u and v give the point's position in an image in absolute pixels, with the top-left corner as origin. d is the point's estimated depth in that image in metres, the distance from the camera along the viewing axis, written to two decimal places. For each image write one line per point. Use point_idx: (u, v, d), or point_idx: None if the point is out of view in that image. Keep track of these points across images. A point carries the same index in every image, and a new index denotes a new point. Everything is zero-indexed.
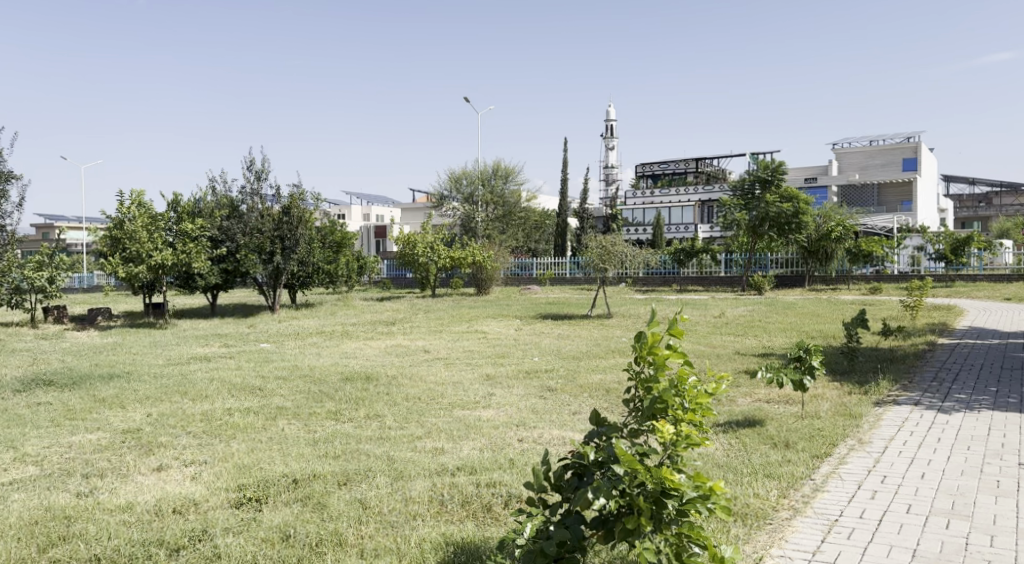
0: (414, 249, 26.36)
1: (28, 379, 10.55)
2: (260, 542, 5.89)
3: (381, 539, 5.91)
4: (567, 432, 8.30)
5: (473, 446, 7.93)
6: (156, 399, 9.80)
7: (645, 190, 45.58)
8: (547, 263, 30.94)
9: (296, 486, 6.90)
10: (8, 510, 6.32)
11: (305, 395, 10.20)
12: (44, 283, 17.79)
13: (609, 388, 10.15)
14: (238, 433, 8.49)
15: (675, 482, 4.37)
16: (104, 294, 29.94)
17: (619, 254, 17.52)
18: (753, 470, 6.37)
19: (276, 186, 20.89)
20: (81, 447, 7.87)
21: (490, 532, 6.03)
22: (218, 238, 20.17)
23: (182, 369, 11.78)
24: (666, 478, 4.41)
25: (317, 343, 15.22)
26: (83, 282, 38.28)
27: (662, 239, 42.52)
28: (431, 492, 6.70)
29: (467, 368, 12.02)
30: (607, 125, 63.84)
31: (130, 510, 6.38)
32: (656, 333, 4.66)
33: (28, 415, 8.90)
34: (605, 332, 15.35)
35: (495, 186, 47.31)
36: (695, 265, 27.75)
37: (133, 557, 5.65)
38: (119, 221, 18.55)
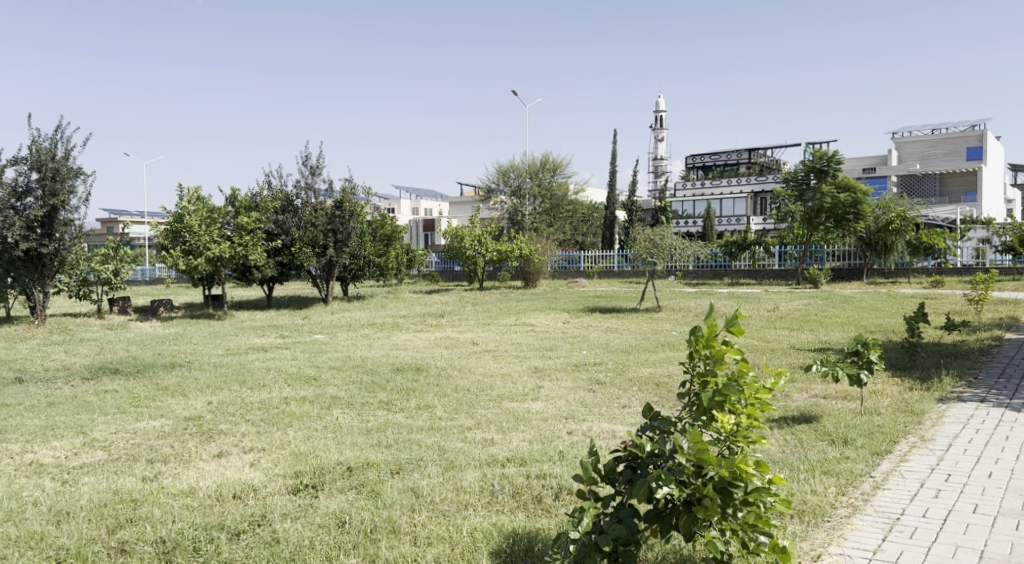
0: (461, 241, 26.61)
1: (95, 367, 10.92)
2: (317, 527, 6.02)
3: (433, 527, 6.00)
4: (616, 425, 8.30)
5: (522, 438, 7.99)
6: (215, 387, 10.06)
7: (696, 182, 45.28)
8: (595, 257, 31.03)
9: (349, 474, 7.03)
10: (78, 493, 6.55)
11: (357, 385, 10.37)
12: (110, 275, 18.21)
13: (659, 382, 10.11)
14: (293, 421, 8.67)
15: (744, 473, 4.35)
16: (164, 286, 30.76)
17: (667, 247, 17.39)
18: (810, 467, 6.30)
19: (329, 180, 21.20)
20: (145, 433, 8.12)
21: (541, 523, 6.07)
22: (273, 231, 20.52)
23: (240, 359, 12.08)
24: (733, 468, 4.40)
25: (368, 334, 15.43)
26: (144, 273, 39.26)
27: (713, 232, 41.73)
28: (481, 482, 6.78)
29: (516, 361, 12.08)
30: (656, 116, 63.46)
31: (192, 494, 6.58)
32: (713, 326, 4.63)
33: (96, 401, 9.23)
34: (653, 325, 15.30)
35: (543, 179, 47.45)
36: (748, 258, 27.51)
37: (195, 539, 5.82)
38: (179, 217, 19.16)
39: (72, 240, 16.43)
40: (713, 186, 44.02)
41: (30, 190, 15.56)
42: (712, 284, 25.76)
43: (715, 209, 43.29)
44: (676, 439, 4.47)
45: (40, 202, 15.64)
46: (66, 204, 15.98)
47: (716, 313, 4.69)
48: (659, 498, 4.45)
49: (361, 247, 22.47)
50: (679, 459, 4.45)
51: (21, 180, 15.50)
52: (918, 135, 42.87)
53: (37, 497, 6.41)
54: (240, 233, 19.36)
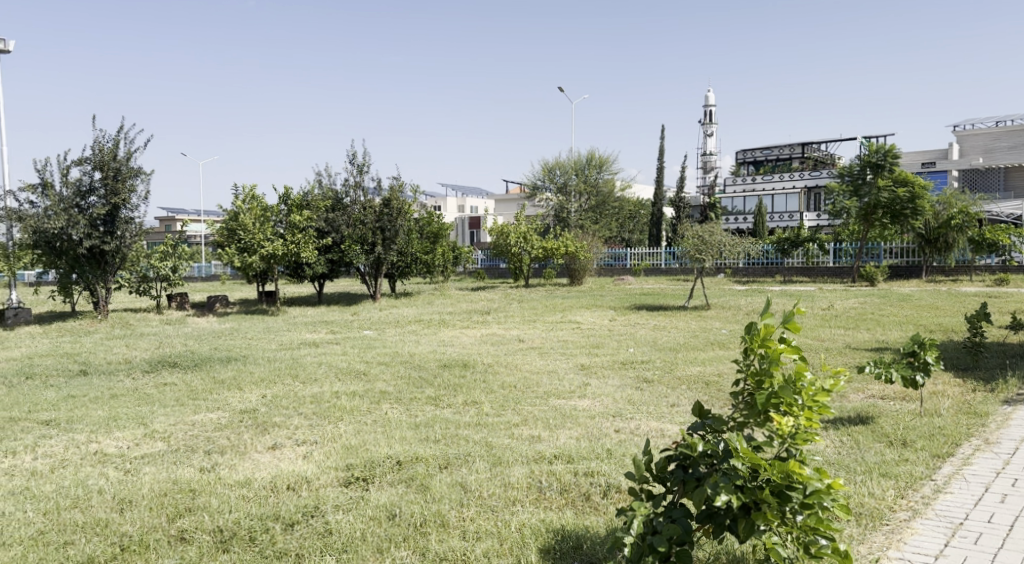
0: (507, 239, 26.71)
1: (155, 361, 11.22)
2: (369, 520, 6.12)
3: (483, 522, 6.05)
4: (665, 424, 8.27)
5: (569, 435, 8.00)
6: (269, 381, 10.28)
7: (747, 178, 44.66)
8: (641, 254, 30.82)
9: (399, 467, 7.12)
10: (139, 482, 6.74)
11: (406, 380, 10.49)
12: (168, 272, 18.69)
13: (709, 380, 10.03)
14: (344, 415, 8.81)
15: (802, 476, 4.31)
16: (220, 282, 31.55)
17: (716, 244, 17.17)
18: (867, 469, 6.21)
19: (377, 179, 21.38)
20: (203, 425, 8.33)
21: (590, 520, 6.09)
22: (324, 229, 20.86)
23: (293, 354, 12.30)
24: (791, 473, 4.36)
25: (415, 331, 15.55)
26: (201, 270, 40.17)
27: (764, 228, 41.08)
28: (529, 478, 6.81)
29: (563, 358, 12.08)
30: (705, 111, 62.84)
31: (248, 485, 6.73)
32: (769, 324, 4.60)
33: (156, 394, 9.49)
34: (702, 324, 15.17)
35: (589, 175, 47.34)
36: (801, 255, 27.00)
37: (251, 529, 5.96)
38: (235, 214, 19.58)
39: (133, 237, 16.88)
40: (764, 181, 43.36)
41: (94, 190, 16.04)
42: (763, 282, 25.39)
43: (767, 205, 42.64)
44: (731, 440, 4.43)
45: (103, 201, 16.10)
46: (127, 203, 16.41)
47: (771, 312, 4.65)
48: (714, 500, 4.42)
49: (409, 244, 22.66)
50: (735, 461, 4.41)
51: (85, 179, 15.98)
52: (982, 128, 41.95)
53: (102, 485, 6.61)
54: (293, 231, 19.73)
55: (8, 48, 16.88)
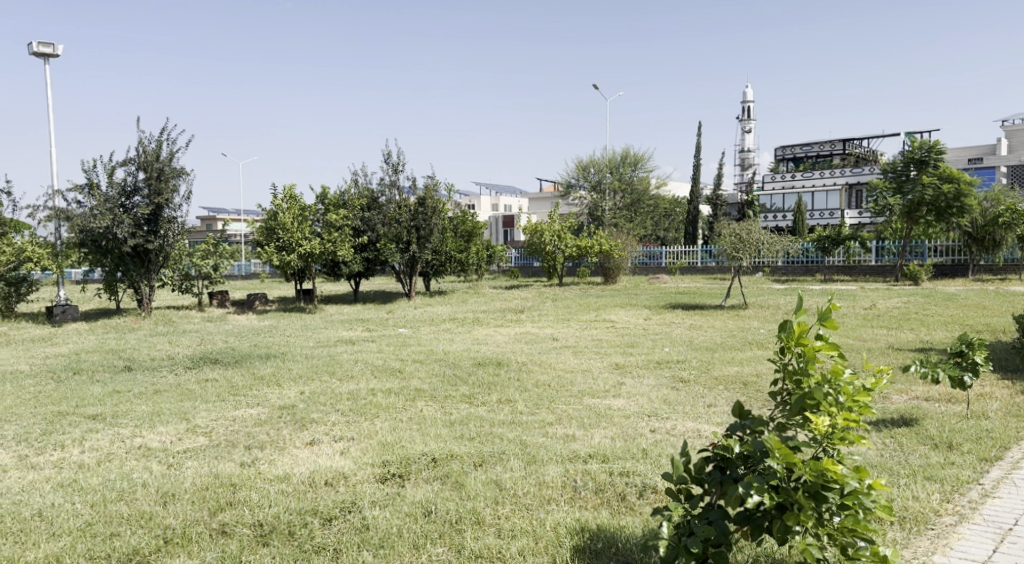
0: (541, 237, 26.71)
1: (197, 357, 11.41)
2: (405, 516, 6.16)
3: (518, 521, 6.07)
4: (702, 424, 8.20)
5: (604, 434, 7.99)
6: (307, 377, 10.40)
7: (785, 175, 44.14)
8: (677, 253, 30.62)
9: (434, 465, 7.16)
10: (182, 476, 6.86)
11: (441, 378, 10.54)
12: (210, 270, 18.98)
13: (747, 381, 9.94)
14: (380, 412, 8.88)
15: (837, 474, 4.25)
16: (260, 280, 31.96)
17: (754, 242, 16.97)
18: (911, 472, 6.11)
19: (412, 178, 21.48)
20: (243, 421, 8.46)
21: (626, 520, 6.07)
22: (360, 228, 21.10)
23: (330, 351, 12.43)
24: (826, 472, 4.30)
25: (449, 329, 15.61)
26: (240, 269, 40.76)
27: (804, 226, 40.52)
28: (563, 478, 6.80)
29: (598, 357, 12.05)
30: (742, 108, 62.27)
31: (287, 480, 6.82)
32: (804, 322, 4.55)
33: (198, 389, 9.66)
34: (739, 323, 15.03)
35: (624, 173, 47.12)
36: (842, 254, 26.59)
37: (290, 524, 6.03)
38: (273, 214, 19.83)
39: (176, 236, 17.17)
40: (804, 178, 42.81)
41: (138, 190, 16.34)
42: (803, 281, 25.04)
43: (807, 203, 42.07)
44: (765, 440, 4.39)
45: (147, 201, 16.39)
46: (170, 203, 16.69)
47: (807, 310, 4.60)
48: (749, 501, 4.36)
49: (443, 243, 22.74)
50: (770, 461, 4.36)
51: (129, 180, 16.28)
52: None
53: (146, 479, 6.75)
54: (330, 231, 19.95)
55: (57, 52, 17.27)
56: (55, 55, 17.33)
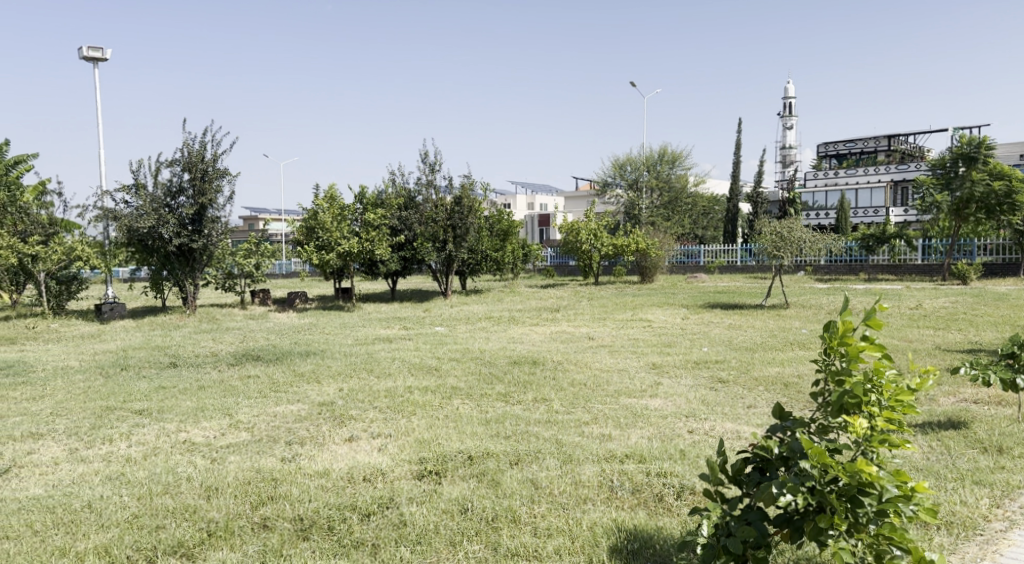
0: (578, 236, 26.59)
1: (239, 354, 11.59)
2: (441, 513, 6.20)
3: (554, 520, 6.07)
4: (740, 425, 8.12)
5: (641, 434, 7.95)
6: (346, 374, 10.52)
7: (828, 172, 43.30)
8: (716, 252, 30.35)
9: (471, 462, 7.19)
10: (225, 470, 6.98)
11: (477, 377, 10.58)
12: (252, 269, 19.25)
13: (788, 382, 9.82)
14: (417, 409, 8.93)
15: (872, 477, 4.18)
16: (299, 278, 32.41)
17: (795, 240, 16.74)
18: (959, 476, 6.00)
19: (449, 177, 21.57)
20: (284, 417, 8.58)
21: (663, 521, 6.04)
22: (397, 227, 21.27)
23: (368, 349, 12.54)
24: (861, 474, 4.24)
25: (485, 328, 15.67)
26: (281, 267, 41.36)
27: (848, 224, 39.91)
28: (599, 477, 6.79)
29: (634, 357, 11.99)
30: (783, 103, 61.58)
31: (326, 475, 6.90)
32: (849, 321, 4.46)
33: (240, 386, 9.81)
34: (780, 323, 14.86)
35: (661, 171, 46.84)
36: (887, 252, 26.19)
37: (330, 519, 6.10)
38: (314, 213, 20.04)
39: (219, 236, 17.43)
40: (847, 176, 42.16)
41: (183, 190, 16.61)
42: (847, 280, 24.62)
43: (851, 200, 41.43)
44: (800, 441, 4.34)
45: (192, 201, 16.65)
46: (214, 203, 16.94)
47: (852, 309, 4.51)
48: (785, 503, 4.31)
49: (479, 241, 22.82)
50: (805, 463, 4.30)
51: (175, 180, 16.56)
52: None
53: (190, 473, 6.87)
54: (368, 230, 20.14)
55: (106, 56, 17.63)
56: (104, 59, 17.69)
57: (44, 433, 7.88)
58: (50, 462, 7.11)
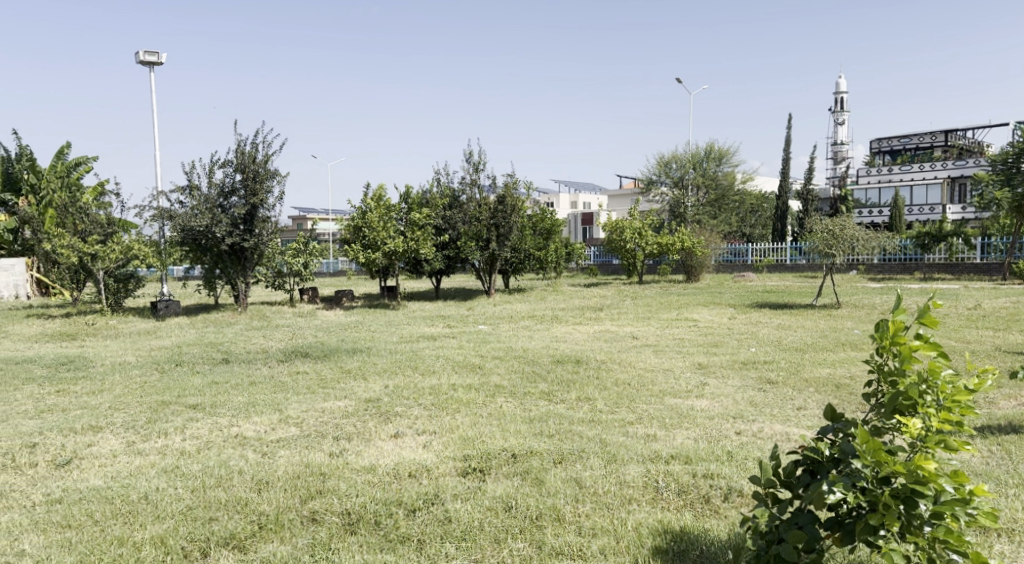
0: (622, 235, 26.35)
1: (289, 351, 11.77)
2: (486, 510, 6.22)
3: (598, 519, 6.05)
4: (790, 427, 8.01)
5: (687, 436, 7.87)
6: (392, 372, 10.62)
7: (882, 166, 41.72)
8: (765, 250, 29.93)
9: (514, 460, 7.20)
10: (275, 464, 7.09)
11: (521, 375, 10.59)
12: (301, 267, 19.52)
13: (839, 383, 9.64)
14: (461, 407, 8.98)
15: (927, 476, 4.06)
16: (346, 276, 32.79)
17: (848, 238, 16.41)
18: (1021, 482, 5.84)
19: (493, 176, 21.60)
20: (331, 412, 8.69)
21: (710, 524, 5.98)
22: (441, 226, 21.40)
23: (413, 346, 12.63)
24: (916, 474, 4.12)
25: (529, 326, 15.66)
26: (329, 266, 41.79)
27: (902, 222, 39.09)
28: (645, 478, 6.75)
29: (680, 357, 11.90)
30: (835, 98, 60.53)
31: (373, 471, 6.97)
32: (900, 320, 4.38)
33: (289, 382, 9.96)
34: (831, 324, 14.61)
35: (707, 168, 46.34)
36: (944, 251, 25.64)
37: (376, 514, 6.16)
38: (361, 211, 20.24)
39: (269, 235, 17.72)
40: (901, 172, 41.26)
41: (235, 190, 16.89)
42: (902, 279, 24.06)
43: (905, 197, 40.56)
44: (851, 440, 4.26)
45: (243, 201, 16.93)
46: (265, 203, 17.22)
47: (904, 308, 4.43)
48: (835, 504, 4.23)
49: (522, 240, 22.84)
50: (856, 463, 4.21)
51: (227, 181, 16.86)
52: None
53: (242, 466, 7.00)
54: (413, 229, 20.31)
55: (161, 60, 18.03)
56: (160, 63, 18.08)
57: (103, 426, 8.10)
58: (109, 455, 7.30)
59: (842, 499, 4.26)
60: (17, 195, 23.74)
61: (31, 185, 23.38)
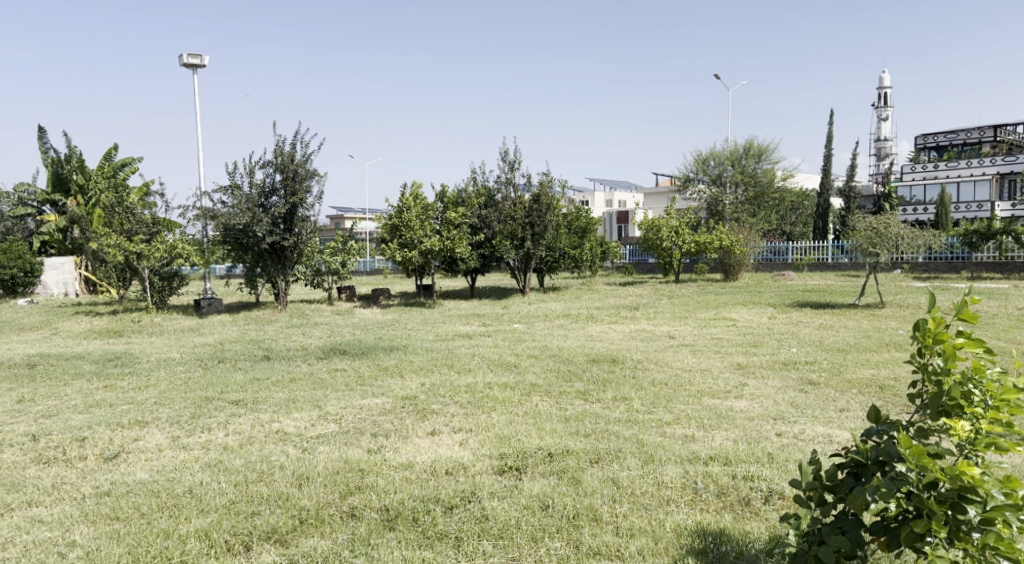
0: (658, 233, 26.16)
1: (327, 348, 11.89)
2: (523, 508, 6.23)
3: (636, 520, 6.03)
4: (832, 429, 7.91)
5: (726, 436, 7.81)
6: (429, 370, 10.68)
7: (927, 164, 41.07)
8: (805, 248, 29.57)
9: (550, 459, 7.20)
10: (315, 460, 7.16)
11: (556, 374, 10.58)
12: (339, 266, 19.69)
13: (883, 385, 9.48)
14: (497, 405, 9.00)
15: (975, 481, 3.99)
16: (382, 274, 33.03)
17: (892, 236, 16.12)
18: None
19: (528, 174, 21.58)
20: (369, 409, 8.77)
21: (750, 525, 5.93)
22: (477, 225, 21.43)
23: (449, 345, 12.68)
24: (964, 478, 4.04)
25: (564, 325, 15.64)
26: (365, 264, 42.12)
27: (948, 220, 38.32)
28: (683, 479, 6.71)
29: (718, 357, 11.80)
30: (879, 93, 59.51)
31: (411, 467, 7.02)
32: (940, 318, 4.31)
33: (328, 379, 10.08)
34: (874, 324, 14.39)
35: (746, 166, 45.85)
36: (992, 249, 25.09)
37: (414, 510, 6.20)
38: (399, 210, 20.38)
39: (308, 234, 17.93)
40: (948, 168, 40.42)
41: (275, 190, 17.11)
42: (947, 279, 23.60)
43: (952, 194, 39.75)
44: (897, 444, 4.19)
45: (283, 201, 17.14)
46: (304, 203, 17.41)
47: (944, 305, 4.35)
48: (879, 507, 4.17)
49: (557, 239, 22.83)
50: (901, 467, 4.15)
51: (268, 180, 17.08)
52: None
53: (283, 462, 7.09)
54: (449, 228, 20.39)
55: (204, 63, 18.30)
56: (203, 66, 18.36)
57: (149, 421, 8.26)
58: (154, 449, 7.44)
59: (886, 504, 4.19)
60: (66, 196, 24.29)
61: (79, 186, 23.92)
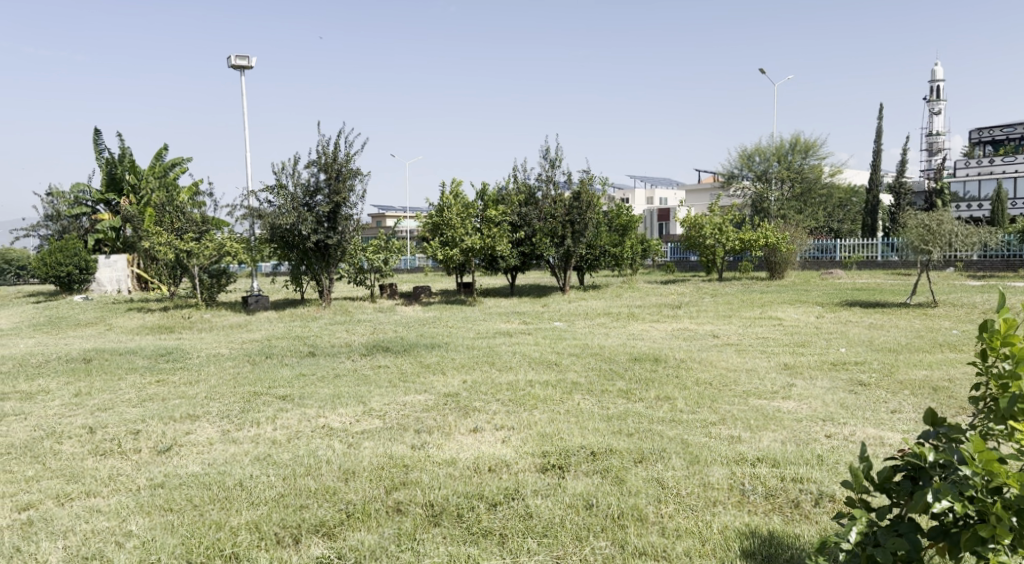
0: (701, 231, 25.91)
1: (370, 345, 11.99)
2: (567, 507, 6.22)
3: (683, 521, 5.98)
4: (883, 431, 7.76)
5: (773, 438, 7.71)
6: (471, 367, 10.71)
7: (982, 159, 40.18)
8: (853, 246, 29.11)
9: (594, 458, 7.17)
10: (359, 456, 7.22)
11: (598, 373, 10.54)
12: (381, 263, 19.84)
13: (936, 386, 9.27)
14: (539, 403, 8.99)
15: None
16: (423, 273, 33.19)
17: (946, 234, 15.72)
18: None
19: (569, 172, 21.53)
20: (413, 406, 8.83)
21: (800, 528, 5.85)
22: (517, 223, 21.42)
23: (490, 342, 12.70)
24: None
25: (607, 324, 15.57)
26: (407, 262, 42.39)
27: (1003, 217, 37.37)
28: (729, 480, 6.64)
29: (763, 356, 11.64)
30: (931, 87, 58.23)
31: (454, 464, 7.05)
32: (1010, 320, 4.20)
33: (372, 375, 10.16)
34: (925, 323, 14.10)
35: (792, 162, 45.20)
36: None
37: (459, 507, 6.23)
38: (440, 209, 20.48)
39: (351, 232, 18.10)
40: (1003, 163, 39.39)
41: (319, 189, 17.31)
42: (1001, 277, 23.02)
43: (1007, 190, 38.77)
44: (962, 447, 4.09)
45: (327, 200, 17.34)
46: (347, 202, 17.58)
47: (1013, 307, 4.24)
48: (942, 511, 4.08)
49: (597, 237, 22.77)
50: (965, 470, 4.06)
51: (313, 180, 17.28)
52: None
53: (329, 456, 7.17)
54: (490, 226, 20.45)
55: (251, 64, 18.57)
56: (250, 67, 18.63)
57: (200, 415, 8.41)
58: (205, 442, 7.58)
59: (948, 508, 4.10)
60: (119, 195, 24.80)
61: (131, 186, 24.41)
